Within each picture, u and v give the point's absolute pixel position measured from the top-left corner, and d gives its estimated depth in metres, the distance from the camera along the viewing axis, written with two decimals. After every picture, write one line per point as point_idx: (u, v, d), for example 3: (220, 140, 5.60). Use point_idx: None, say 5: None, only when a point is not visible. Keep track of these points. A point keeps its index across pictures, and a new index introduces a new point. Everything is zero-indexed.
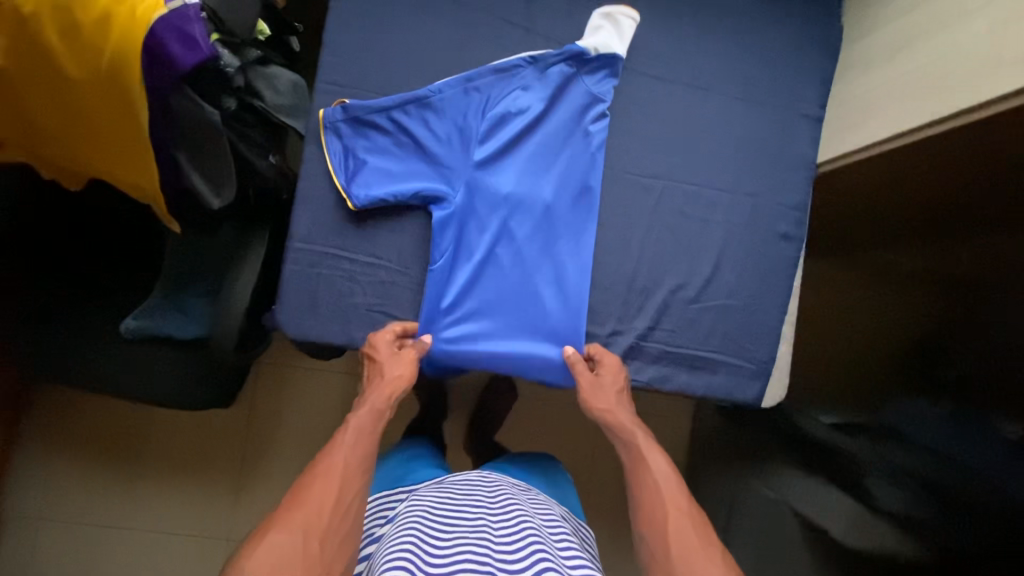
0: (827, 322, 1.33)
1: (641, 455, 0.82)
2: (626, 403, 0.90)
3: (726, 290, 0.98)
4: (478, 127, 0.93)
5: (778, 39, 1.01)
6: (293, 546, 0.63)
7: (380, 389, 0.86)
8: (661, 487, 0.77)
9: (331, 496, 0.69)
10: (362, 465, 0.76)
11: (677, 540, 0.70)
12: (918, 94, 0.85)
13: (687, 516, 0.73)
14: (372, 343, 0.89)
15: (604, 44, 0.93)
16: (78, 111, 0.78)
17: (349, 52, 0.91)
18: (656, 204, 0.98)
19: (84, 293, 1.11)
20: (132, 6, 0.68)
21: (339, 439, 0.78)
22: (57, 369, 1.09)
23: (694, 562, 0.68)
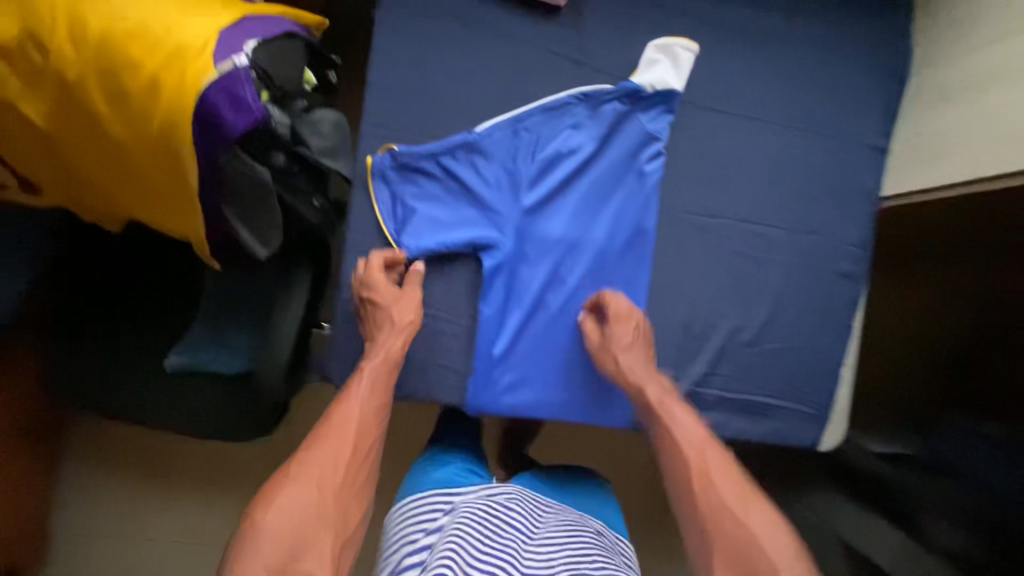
0: (877, 339, 1.26)
1: (654, 413, 0.78)
2: (642, 345, 0.86)
3: (784, 333, 0.95)
4: (527, 169, 0.89)
5: (843, 64, 0.95)
6: (310, 500, 0.64)
7: (394, 336, 0.82)
8: (682, 447, 0.73)
9: (345, 450, 0.70)
10: (374, 419, 0.76)
11: (710, 510, 0.66)
12: (1000, 138, 0.79)
13: (715, 470, 0.70)
14: (369, 287, 0.83)
15: (660, 80, 0.88)
16: (125, 168, 0.75)
17: (396, 93, 0.88)
18: (712, 244, 0.94)
19: (127, 326, 1.11)
20: (182, 75, 0.65)
21: (350, 390, 0.77)
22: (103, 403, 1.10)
23: (724, 519, 0.65)
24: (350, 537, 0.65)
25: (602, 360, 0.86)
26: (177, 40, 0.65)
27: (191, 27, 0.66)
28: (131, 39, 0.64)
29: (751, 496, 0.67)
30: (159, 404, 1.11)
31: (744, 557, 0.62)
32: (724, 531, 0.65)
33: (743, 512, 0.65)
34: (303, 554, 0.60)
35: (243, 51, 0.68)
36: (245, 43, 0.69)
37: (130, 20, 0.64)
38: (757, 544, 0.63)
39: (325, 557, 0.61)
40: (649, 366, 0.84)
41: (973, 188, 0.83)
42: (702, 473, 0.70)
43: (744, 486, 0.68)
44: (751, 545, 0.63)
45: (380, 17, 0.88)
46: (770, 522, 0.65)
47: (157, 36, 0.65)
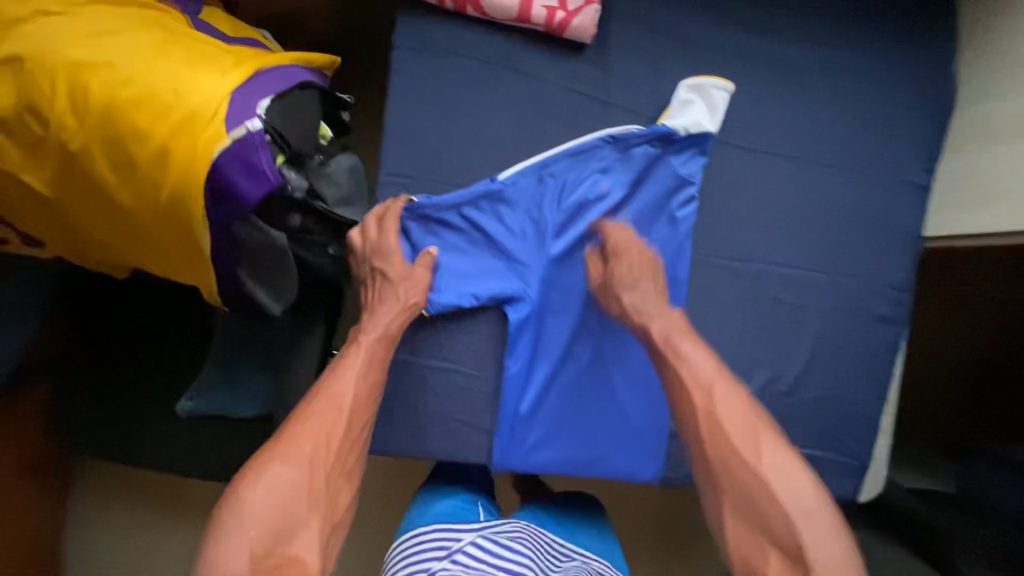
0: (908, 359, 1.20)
1: (660, 352, 0.72)
2: (650, 279, 0.79)
3: (822, 381, 0.91)
4: (553, 217, 0.85)
5: (885, 97, 0.90)
6: (301, 480, 0.63)
7: (392, 309, 0.79)
8: (689, 385, 0.68)
9: (338, 430, 0.68)
10: (368, 398, 0.74)
11: (713, 446, 0.65)
12: None
13: (724, 409, 0.66)
14: (382, 254, 0.80)
15: (695, 122, 0.83)
16: (133, 234, 0.71)
17: (415, 139, 0.83)
18: (747, 290, 0.90)
19: (146, 369, 1.08)
20: (192, 142, 0.61)
21: (347, 362, 0.74)
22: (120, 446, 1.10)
23: (734, 466, 0.63)
24: (338, 521, 0.66)
25: (610, 296, 0.81)
26: (186, 106, 0.61)
27: (200, 89, 0.61)
28: (138, 106, 0.60)
29: (761, 432, 0.64)
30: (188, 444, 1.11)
31: (754, 504, 0.62)
32: (734, 478, 0.63)
33: (755, 456, 0.63)
34: (293, 536, 0.60)
35: (257, 114, 0.63)
36: (258, 103, 0.65)
37: (136, 85, 0.60)
38: (768, 490, 0.61)
39: (314, 540, 0.61)
40: (658, 299, 0.77)
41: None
42: (709, 412, 0.66)
43: (754, 422, 0.65)
44: (763, 492, 0.61)
45: (397, 59, 0.83)
46: (783, 463, 0.63)
47: (165, 102, 0.60)
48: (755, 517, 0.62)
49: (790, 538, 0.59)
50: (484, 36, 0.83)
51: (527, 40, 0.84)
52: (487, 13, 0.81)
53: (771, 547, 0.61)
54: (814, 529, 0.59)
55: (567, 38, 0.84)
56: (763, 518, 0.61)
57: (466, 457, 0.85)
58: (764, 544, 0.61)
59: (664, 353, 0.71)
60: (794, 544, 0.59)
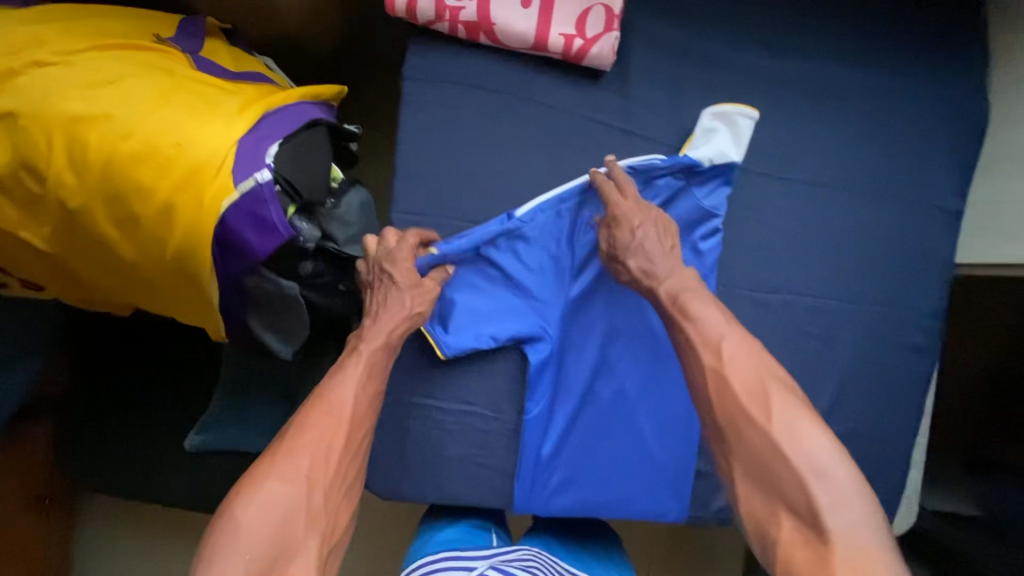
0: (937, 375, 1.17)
1: (668, 313, 0.69)
2: (660, 233, 0.74)
3: (852, 414, 0.88)
4: (571, 253, 0.82)
5: (914, 119, 0.86)
6: (297, 496, 0.59)
7: (395, 315, 0.73)
8: (697, 344, 0.64)
9: (336, 443, 0.64)
10: (369, 405, 0.69)
11: (721, 405, 0.61)
12: None
13: (733, 365, 0.62)
14: (390, 257, 0.74)
15: (720, 152, 0.79)
16: (136, 288, 0.68)
17: (427, 174, 0.80)
18: (775, 322, 0.86)
19: (157, 402, 1.06)
20: (198, 196, 0.57)
21: (345, 369, 0.69)
22: (128, 487, 1.07)
23: (742, 424, 0.59)
24: (338, 541, 0.62)
25: (617, 263, 0.75)
26: (190, 159, 0.57)
27: (204, 139, 0.58)
28: (140, 161, 0.57)
29: (771, 387, 0.60)
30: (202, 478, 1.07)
31: (762, 465, 0.58)
32: (742, 435, 0.59)
33: (765, 415, 0.59)
34: (292, 557, 0.57)
35: (266, 164, 0.60)
36: (266, 151, 0.61)
37: (138, 139, 0.57)
38: (778, 450, 0.57)
39: (314, 561, 0.58)
40: (670, 256, 0.72)
41: None
42: (717, 370, 0.62)
43: (764, 378, 0.61)
44: (772, 452, 0.57)
45: (408, 92, 0.79)
46: (796, 421, 0.58)
47: (168, 155, 0.57)
48: (763, 476, 0.58)
49: (805, 502, 0.55)
50: (499, 65, 0.80)
51: (544, 69, 0.81)
52: (502, 42, 0.78)
53: (783, 509, 0.57)
54: (830, 492, 0.55)
55: (584, 66, 0.80)
56: (773, 480, 0.57)
57: (486, 502, 0.83)
58: (775, 506, 0.57)
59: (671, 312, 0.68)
60: (811, 511, 0.55)
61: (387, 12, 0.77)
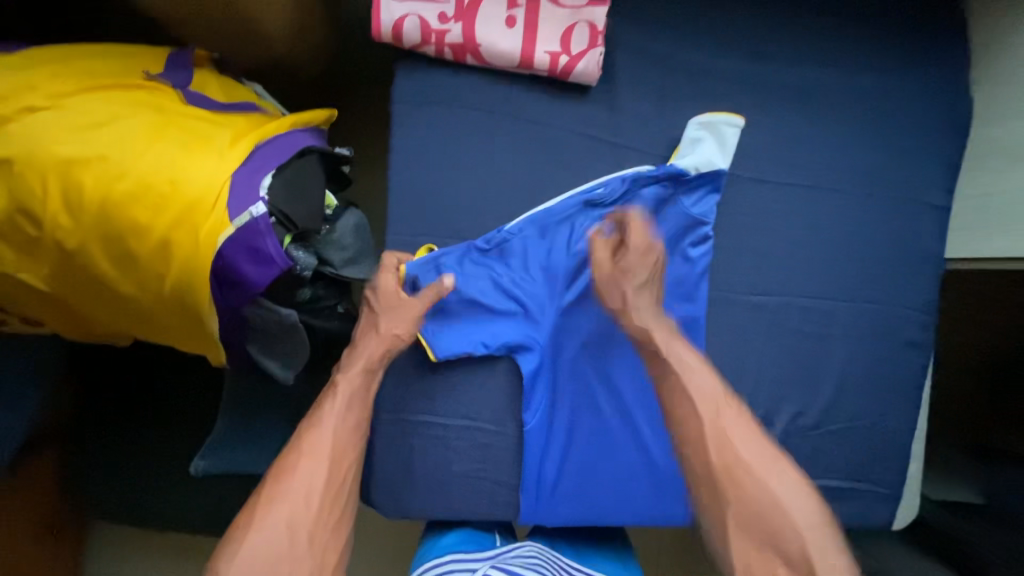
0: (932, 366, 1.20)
1: (660, 360, 0.69)
2: (652, 287, 0.75)
3: (850, 411, 0.89)
4: (564, 267, 0.83)
5: (898, 120, 0.88)
6: (279, 542, 0.59)
7: (377, 345, 0.75)
8: (694, 395, 0.66)
9: (317, 481, 0.63)
10: (350, 439, 0.68)
11: (719, 457, 0.62)
12: None
13: (731, 423, 0.64)
14: (373, 284, 0.77)
15: (705, 161, 0.80)
16: (138, 322, 0.68)
17: (420, 195, 0.81)
18: (769, 324, 0.87)
19: (161, 429, 1.07)
20: (194, 231, 0.58)
21: (324, 406, 0.70)
22: (137, 513, 1.08)
23: (743, 476, 0.61)
24: None
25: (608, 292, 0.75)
26: (184, 195, 0.58)
27: (197, 175, 0.59)
28: (135, 200, 0.57)
29: (767, 449, 0.63)
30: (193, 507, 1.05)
31: (762, 516, 0.59)
32: (744, 484, 0.61)
33: (762, 467, 0.61)
34: None
35: (261, 197, 0.61)
36: (260, 183, 0.62)
37: (132, 178, 0.57)
38: (777, 504, 0.59)
39: None
40: (659, 313, 0.74)
41: None
42: (717, 425, 0.64)
43: (761, 437, 0.63)
44: (771, 504, 0.59)
45: (398, 115, 0.80)
46: (788, 480, 0.61)
47: (162, 193, 0.58)
48: (762, 525, 0.59)
49: (800, 555, 0.57)
50: (487, 85, 0.81)
51: (531, 86, 0.82)
52: (488, 61, 0.79)
53: (780, 562, 0.58)
54: (822, 545, 0.58)
55: (571, 82, 0.81)
56: (770, 530, 0.59)
57: (493, 516, 0.83)
58: (769, 554, 0.59)
59: (666, 362, 0.68)
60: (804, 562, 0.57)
61: (373, 38, 0.78)
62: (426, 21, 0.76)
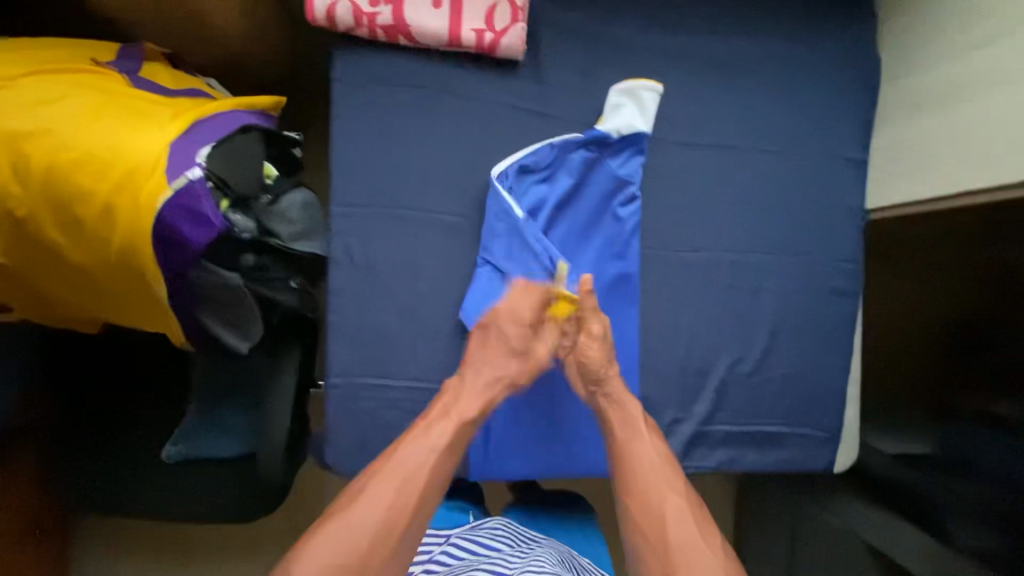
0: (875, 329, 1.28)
1: (632, 424, 0.79)
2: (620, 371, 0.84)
3: (786, 359, 0.93)
4: (493, 221, 0.86)
5: (811, 81, 0.93)
6: (357, 540, 0.61)
7: (491, 367, 0.79)
8: (656, 466, 0.75)
9: (410, 494, 0.65)
10: (443, 472, 0.69)
11: (676, 528, 0.69)
12: (966, 152, 0.80)
13: (694, 509, 0.72)
14: (514, 314, 0.79)
15: (627, 125, 0.86)
16: (96, 291, 0.74)
17: (360, 167, 0.85)
18: (701, 279, 0.92)
19: (125, 416, 1.07)
20: (133, 195, 0.63)
21: (435, 427, 0.72)
22: (97, 500, 1.07)
23: (692, 555, 0.67)
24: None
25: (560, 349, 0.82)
26: (124, 162, 0.63)
27: (137, 145, 0.64)
28: (77, 167, 0.62)
29: (710, 532, 0.70)
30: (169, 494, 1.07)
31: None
32: (685, 564, 0.66)
33: (713, 549, 0.68)
34: None
35: (197, 163, 0.66)
36: (198, 152, 0.67)
37: (76, 148, 0.62)
38: None
39: None
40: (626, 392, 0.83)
41: (939, 204, 0.85)
42: (681, 508, 0.71)
43: (713, 528, 0.70)
44: None
45: (337, 93, 0.85)
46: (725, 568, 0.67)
47: (104, 160, 0.62)
48: None
49: None
50: (419, 63, 0.86)
51: (460, 63, 0.87)
52: (419, 41, 0.84)
53: None
54: None
55: (498, 57, 0.87)
56: None
57: None
58: None
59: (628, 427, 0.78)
60: None
61: (308, 23, 0.84)
62: (357, 4, 0.81)
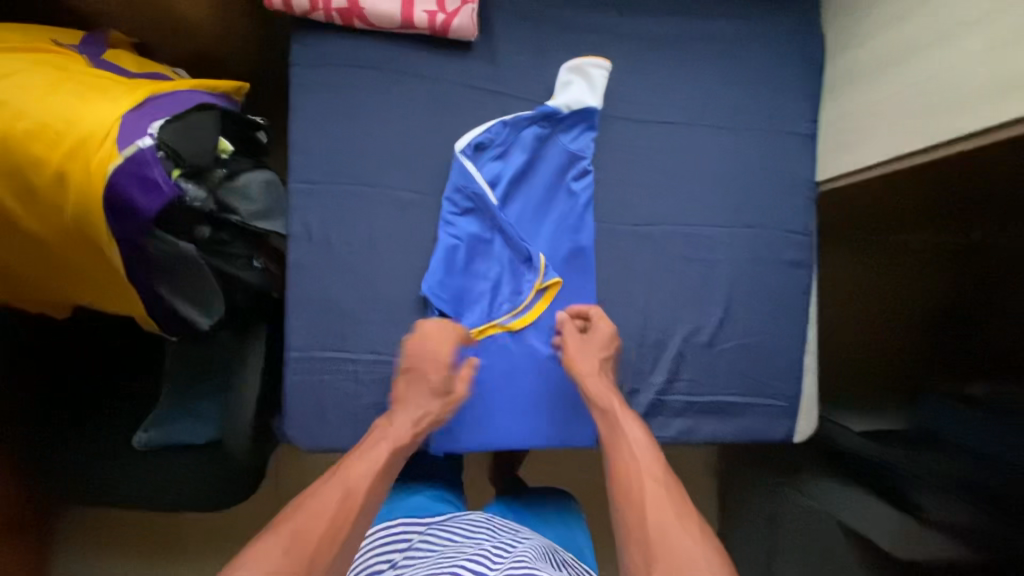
0: (852, 305, 1.30)
1: (612, 419, 0.80)
2: (606, 369, 0.86)
3: (742, 329, 0.95)
4: (451, 196, 0.89)
5: (758, 59, 0.96)
6: (292, 549, 0.62)
7: (423, 397, 0.82)
8: (636, 454, 0.75)
9: (348, 508, 0.67)
10: (378, 490, 0.72)
11: (654, 511, 0.68)
12: (900, 118, 0.83)
13: (671, 492, 0.71)
14: (433, 355, 0.83)
15: (576, 100, 0.90)
16: (58, 264, 0.76)
17: (318, 145, 0.88)
18: (656, 252, 0.94)
19: (98, 402, 1.08)
20: (86, 162, 0.65)
21: (371, 449, 0.75)
22: (69, 489, 1.05)
23: (671, 535, 0.65)
24: None
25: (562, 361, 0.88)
26: (78, 131, 0.66)
27: (91, 116, 0.67)
28: (31, 137, 0.65)
29: (689, 515, 0.68)
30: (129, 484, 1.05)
31: None
32: (664, 546, 0.64)
33: (695, 532, 0.66)
34: None
35: (148, 133, 0.68)
36: (150, 125, 0.70)
37: (30, 118, 0.65)
38: (696, 562, 0.62)
39: None
40: (610, 389, 0.84)
41: (880, 170, 0.87)
42: (660, 493, 0.70)
43: (694, 512, 0.69)
44: (689, 565, 0.62)
45: (295, 75, 0.88)
46: (708, 549, 0.64)
47: (58, 130, 0.65)
48: None
49: None
50: (374, 45, 0.89)
51: (415, 44, 0.90)
52: (373, 23, 0.87)
53: None
54: None
55: (451, 38, 0.90)
56: None
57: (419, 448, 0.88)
58: None
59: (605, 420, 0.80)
60: None
61: (267, 7, 0.87)
62: None
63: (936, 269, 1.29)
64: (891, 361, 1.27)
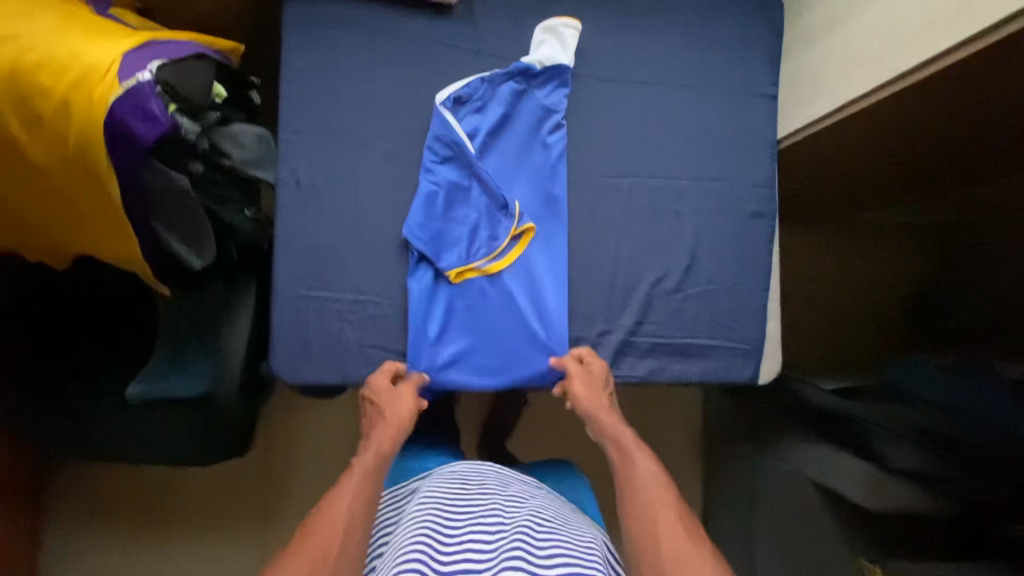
0: (823, 271, 1.35)
1: (626, 447, 0.81)
2: (613, 405, 0.90)
3: (708, 274, 1.00)
4: (432, 144, 0.94)
5: (721, 24, 1.03)
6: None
7: (384, 430, 0.84)
8: (650, 483, 0.75)
9: (338, 528, 0.66)
10: (364, 505, 0.70)
11: (670, 540, 0.66)
12: (848, 68, 0.90)
13: (686, 520, 0.69)
14: (371, 386, 0.90)
15: (549, 57, 0.96)
16: (58, 200, 0.81)
17: (307, 98, 0.94)
18: (626, 201, 0.99)
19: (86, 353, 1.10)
20: (90, 92, 0.71)
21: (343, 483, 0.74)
22: (62, 437, 1.08)
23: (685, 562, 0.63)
24: None
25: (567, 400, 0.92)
26: (83, 63, 0.71)
27: (96, 52, 0.73)
28: (40, 67, 0.70)
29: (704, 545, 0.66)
30: (122, 432, 1.08)
31: None
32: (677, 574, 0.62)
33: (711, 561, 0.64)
34: None
35: (148, 68, 0.74)
36: (149, 62, 0.75)
37: (39, 50, 0.70)
38: None
39: None
40: (622, 423, 0.87)
41: (832, 120, 0.94)
42: (674, 522, 0.68)
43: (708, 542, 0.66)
44: None
45: (287, 33, 0.94)
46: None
47: (65, 62, 0.71)
48: None
49: None
50: (361, 6, 0.96)
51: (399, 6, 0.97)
52: None
53: None
54: None
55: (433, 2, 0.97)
56: None
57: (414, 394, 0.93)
58: None
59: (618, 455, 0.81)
60: None
61: None
62: None
63: (927, 254, 1.35)
64: (852, 338, 1.33)
